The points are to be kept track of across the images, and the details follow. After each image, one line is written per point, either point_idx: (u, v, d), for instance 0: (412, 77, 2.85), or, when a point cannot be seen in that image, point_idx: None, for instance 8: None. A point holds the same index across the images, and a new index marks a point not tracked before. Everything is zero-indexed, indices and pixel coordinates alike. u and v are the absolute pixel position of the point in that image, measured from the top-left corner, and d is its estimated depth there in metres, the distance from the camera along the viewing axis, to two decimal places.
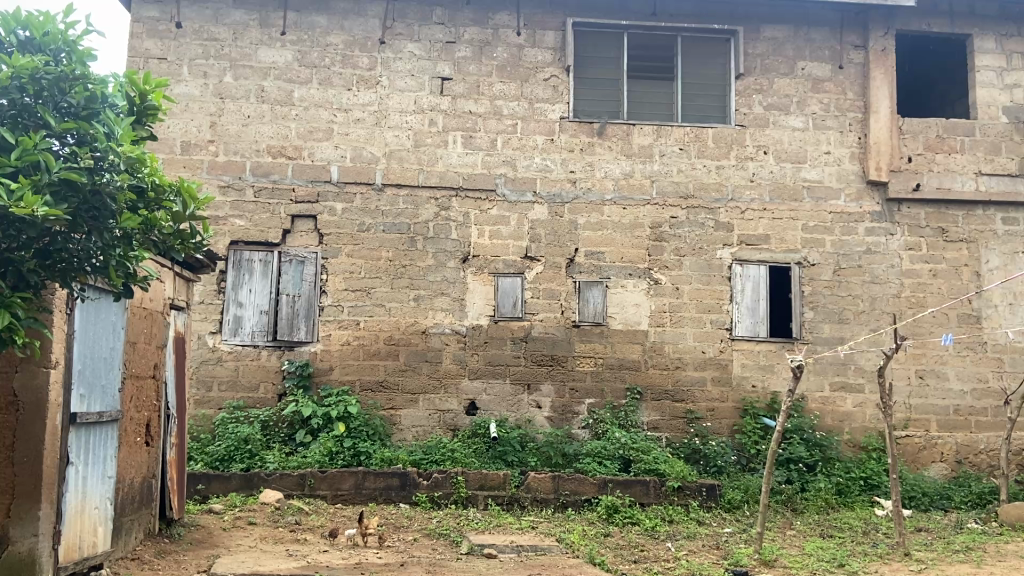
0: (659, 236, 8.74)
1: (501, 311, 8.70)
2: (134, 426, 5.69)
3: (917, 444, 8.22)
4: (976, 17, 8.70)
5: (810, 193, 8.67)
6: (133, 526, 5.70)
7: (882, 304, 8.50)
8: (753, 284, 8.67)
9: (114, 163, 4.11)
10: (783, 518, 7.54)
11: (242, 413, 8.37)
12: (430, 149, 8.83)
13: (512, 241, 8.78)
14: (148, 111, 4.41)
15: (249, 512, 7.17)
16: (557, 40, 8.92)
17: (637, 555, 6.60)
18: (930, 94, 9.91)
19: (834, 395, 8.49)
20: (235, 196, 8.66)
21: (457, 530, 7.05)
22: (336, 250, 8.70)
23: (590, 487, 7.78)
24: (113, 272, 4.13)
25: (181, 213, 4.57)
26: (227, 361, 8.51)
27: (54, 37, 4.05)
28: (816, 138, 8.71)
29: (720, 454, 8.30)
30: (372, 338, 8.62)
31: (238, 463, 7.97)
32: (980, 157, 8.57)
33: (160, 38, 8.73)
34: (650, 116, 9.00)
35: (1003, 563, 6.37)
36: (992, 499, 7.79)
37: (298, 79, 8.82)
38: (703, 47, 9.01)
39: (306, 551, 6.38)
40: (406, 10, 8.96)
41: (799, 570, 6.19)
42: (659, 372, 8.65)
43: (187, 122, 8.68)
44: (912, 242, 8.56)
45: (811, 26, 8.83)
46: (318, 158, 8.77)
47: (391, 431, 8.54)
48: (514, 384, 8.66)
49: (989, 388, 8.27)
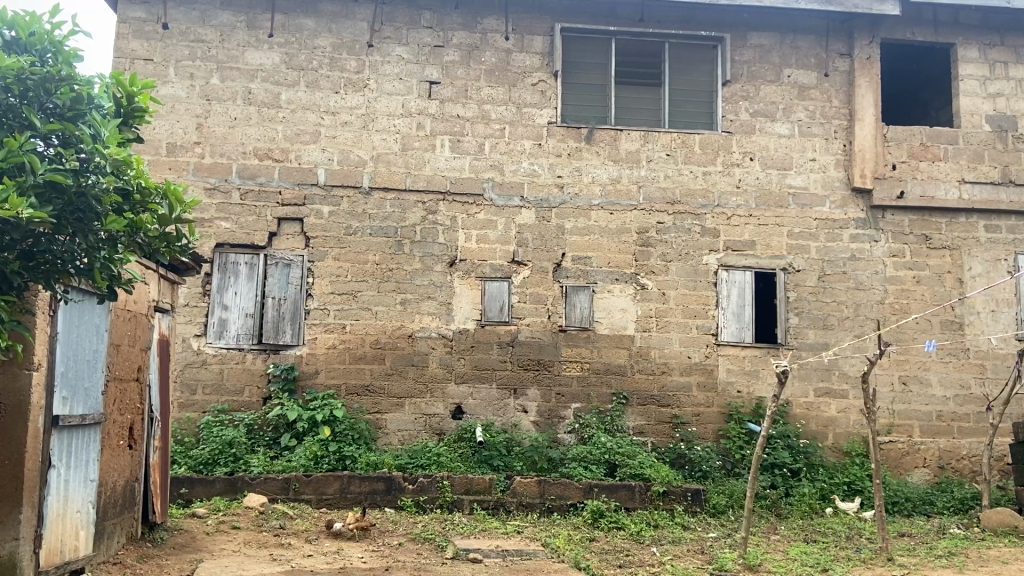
0: (646, 242, 8.76)
1: (488, 315, 8.70)
2: (117, 429, 5.64)
3: (901, 449, 8.27)
4: (960, 26, 8.78)
5: (796, 200, 8.73)
6: (116, 530, 5.64)
7: (867, 310, 8.56)
8: (739, 290, 8.71)
9: (100, 165, 4.08)
10: (768, 523, 7.57)
11: (226, 416, 8.32)
12: (417, 152, 8.82)
13: (500, 245, 8.78)
14: (135, 113, 4.38)
15: (234, 516, 7.12)
16: (545, 45, 8.94)
17: (623, 559, 6.60)
18: (913, 102, 10.00)
19: (819, 400, 8.52)
20: (221, 198, 8.62)
21: (443, 534, 7.03)
22: (322, 253, 8.67)
23: (575, 491, 7.79)
24: (97, 274, 4.09)
25: (167, 216, 4.42)
26: (211, 364, 8.46)
27: (40, 37, 3.99)
28: (802, 145, 8.77)
29: (705, 458, 8.33)
30: (359, 342, 8.60)
31: (222, 467, 7.94)
32: (963, 165, 8.64)
33: (147, 38, 8.68)
34: (637, 121, 9.03)
35: (985, 568, 6.43)
36: (975, 504, 7.86)
37: (285, 81, 8.80)
38: (691, 54, 9.05)
39: (290, 556, 6.35)
40: (394, 13, 8.95)
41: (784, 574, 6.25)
42: (646, 377, 8.67)
43: (173, 123, 8.64)
44: (896, 249, 8.62)
45: (797, 34, 8.89)
46: (306, 160, 8.75)
47: (377, 435, 8.52)
48: (500, 388, 8.65)
49: (972, 394, 8.33)
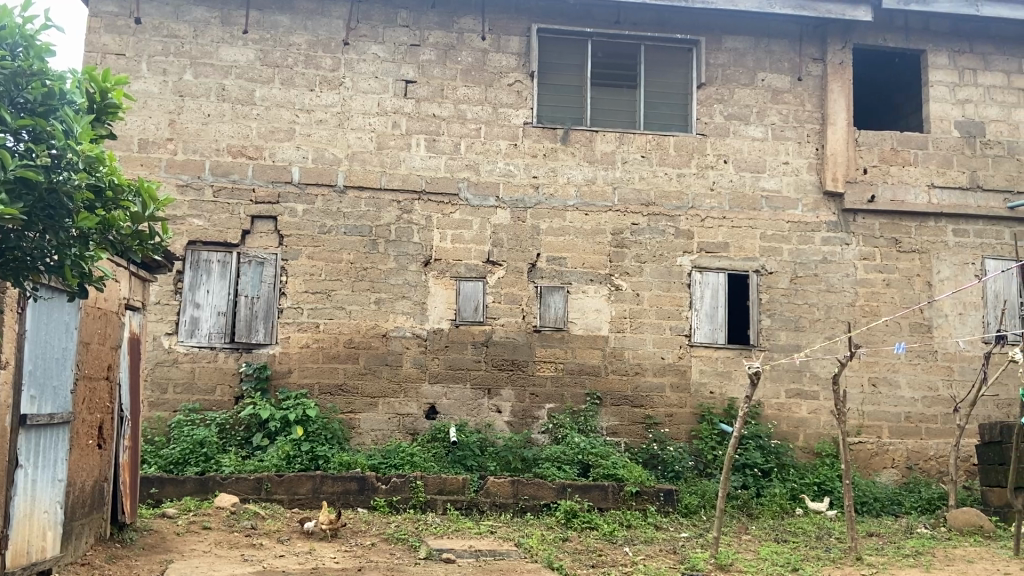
0: (620, 243, 8.80)
1: (462, 316, 8.69)
2: (86, 428, 5.57)
3: (870, 450, 8.36)
4: (930, 33, 8.88)
5: (768, 202, 8.80)
6: (83, 531, 5.57)
7: (837, 312, 8.64)
8: (712, 291, 8.77)
9: (72, 162, 3.96)
10: (739, 522, 7.64)
11: (197, 415, 8.24)
12: (393, 151, 8.79)
13: (475, 245, 8.78)
14: (108, 109, 4.29)
15: (204, 516, 7.05)
16: (521, 46, 8.94)
17: (595, 559, 6.62)
18: (884, 107, 10.13)
19: (789, 401, 8.59)
20: (193, 196, 8.54)
21: (416, 535, 7.01)
22: (296, 251, 8.62)
23: (548, 491, 7.81)
24: (67, 272, 4.04)
25: (140, 214, 4.37)
26: (182, 363, 8.38)
27: (10, 30, 3.88)
28: (774, 149, 8.85)
29: (678, 459, 8.38)
30: (332, 342, 8.56)
31: (192, 467, 7.85)
32: (933, 170, 8.74)
33: (119, 33, 8.58)
34: (612, 123, 9.06)
35: (951, 567, 6.52)
36: (942, 504, 7.97)
37: (259, 78, 8.73)
38: (666, 56, 9.09)
39: (262, 556, 6.30)
40: (370, 12, 8.92)
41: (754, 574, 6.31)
42: (619, 377, 8.70)
43: (145, 120, 8.55)
44: (867, 252, 8.71)
45: (771, 38, 8.96)
46: (279, 158, 8.69)
47: (349, 435, 8.48)
48: (474, 388, 8.65)
49: (939, 396, 8.44)
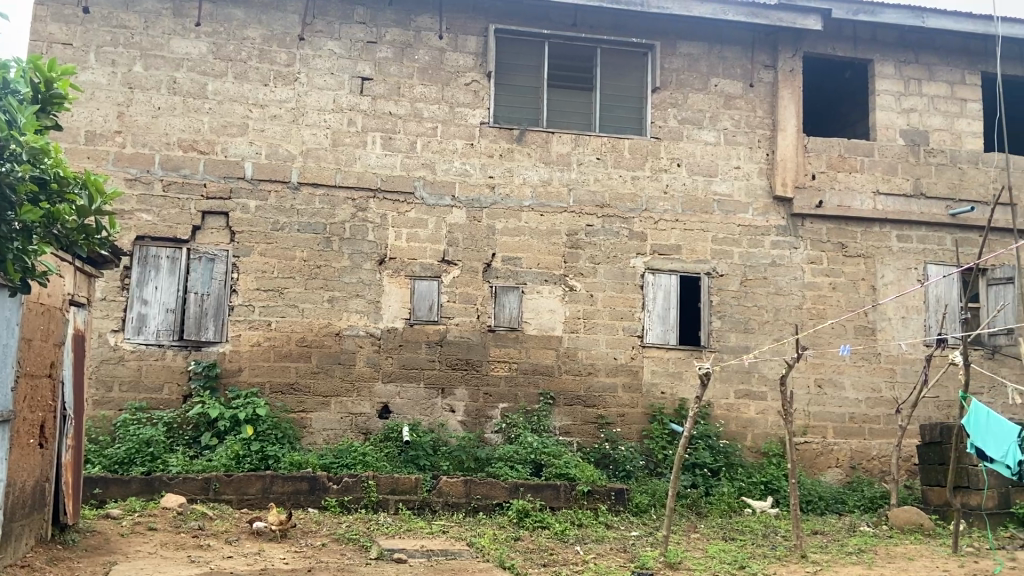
0: (575, 244, 8.86)
1: (417, 315, 8.66)
2: (27, 427, 5.41)
3: (815, 449, 8.54)
4: (877, 43, 9.09)
5: (720, 206, 8.94)
6: (23, 532, 5.41)
7: (785, 314, 8.81)
8: (664, 293, 8.87)
9: (15, 153, 3.85)
10: (688, 521, 7.75)
11: (144, 414, 8.08)
12: (348, 149, 8.72)
13: (430, 245, 8.75)
14: (53, 100, 4.21)
15: (150, 517, 6.91)
16: (478, 45, 8.95)
17: (547, 559, 6.66)
18: (832, 115, 10.39)
19: (738, 402, 8.73)
20: (142, 190, 8.37)
21: (367, 535, 6.96)
22: (248, 248, 8.50)
23: (501, 491, 7.82)
24: (8, 266, 3.91)
25: (86, 207, 4.35)
26: (129, 361, 8.21)
27: None
28: (726, 153, 8.98)
29: (629, 458, 8.46)
30: (284, 340, 8.46)
31: (138, 467, 7.68)
32: (878, 177, 8.94)
33: (66, 22, 8.37)
34: (568, 124, 9.12)
35: (892, 565, 6.70)
36: (883, 503, 8.17)
37: (212, 71, 8.59)
38: (622, 60, 9.17)
39: (209, 557, 6.21)
40: (326, 7, 8.83)
41: (702, 572, 6.40)
42: (572, 378, 8.76)
43: (93, 111, 8.35)
44: (814, 256, 8.90)
45: (724, 44, 9.11)
46: (232, 153, 8.56)
47: (301, 434, 8.39)
48: (428, 388, 8.62)
49: (882, 397, 8.65)
